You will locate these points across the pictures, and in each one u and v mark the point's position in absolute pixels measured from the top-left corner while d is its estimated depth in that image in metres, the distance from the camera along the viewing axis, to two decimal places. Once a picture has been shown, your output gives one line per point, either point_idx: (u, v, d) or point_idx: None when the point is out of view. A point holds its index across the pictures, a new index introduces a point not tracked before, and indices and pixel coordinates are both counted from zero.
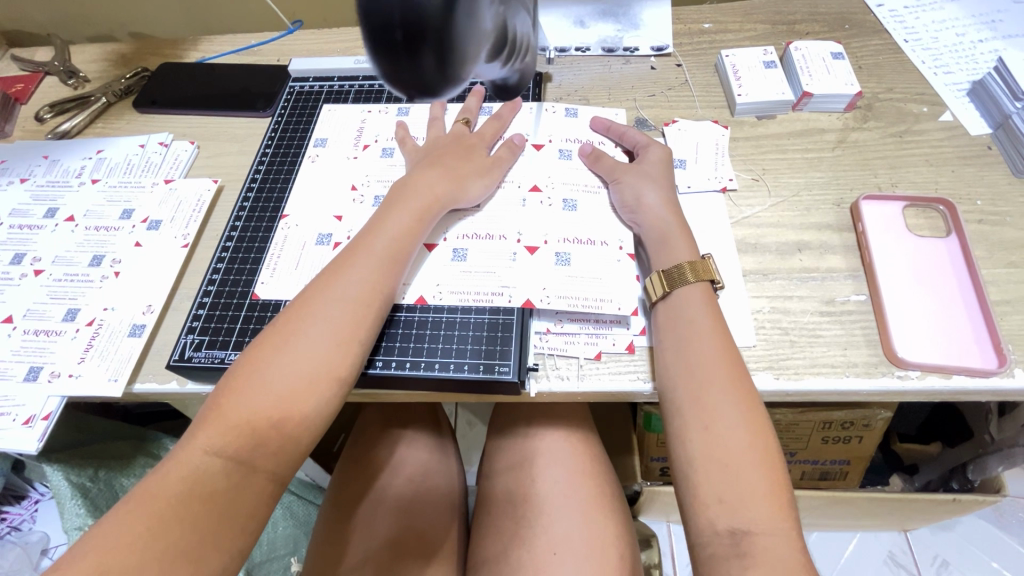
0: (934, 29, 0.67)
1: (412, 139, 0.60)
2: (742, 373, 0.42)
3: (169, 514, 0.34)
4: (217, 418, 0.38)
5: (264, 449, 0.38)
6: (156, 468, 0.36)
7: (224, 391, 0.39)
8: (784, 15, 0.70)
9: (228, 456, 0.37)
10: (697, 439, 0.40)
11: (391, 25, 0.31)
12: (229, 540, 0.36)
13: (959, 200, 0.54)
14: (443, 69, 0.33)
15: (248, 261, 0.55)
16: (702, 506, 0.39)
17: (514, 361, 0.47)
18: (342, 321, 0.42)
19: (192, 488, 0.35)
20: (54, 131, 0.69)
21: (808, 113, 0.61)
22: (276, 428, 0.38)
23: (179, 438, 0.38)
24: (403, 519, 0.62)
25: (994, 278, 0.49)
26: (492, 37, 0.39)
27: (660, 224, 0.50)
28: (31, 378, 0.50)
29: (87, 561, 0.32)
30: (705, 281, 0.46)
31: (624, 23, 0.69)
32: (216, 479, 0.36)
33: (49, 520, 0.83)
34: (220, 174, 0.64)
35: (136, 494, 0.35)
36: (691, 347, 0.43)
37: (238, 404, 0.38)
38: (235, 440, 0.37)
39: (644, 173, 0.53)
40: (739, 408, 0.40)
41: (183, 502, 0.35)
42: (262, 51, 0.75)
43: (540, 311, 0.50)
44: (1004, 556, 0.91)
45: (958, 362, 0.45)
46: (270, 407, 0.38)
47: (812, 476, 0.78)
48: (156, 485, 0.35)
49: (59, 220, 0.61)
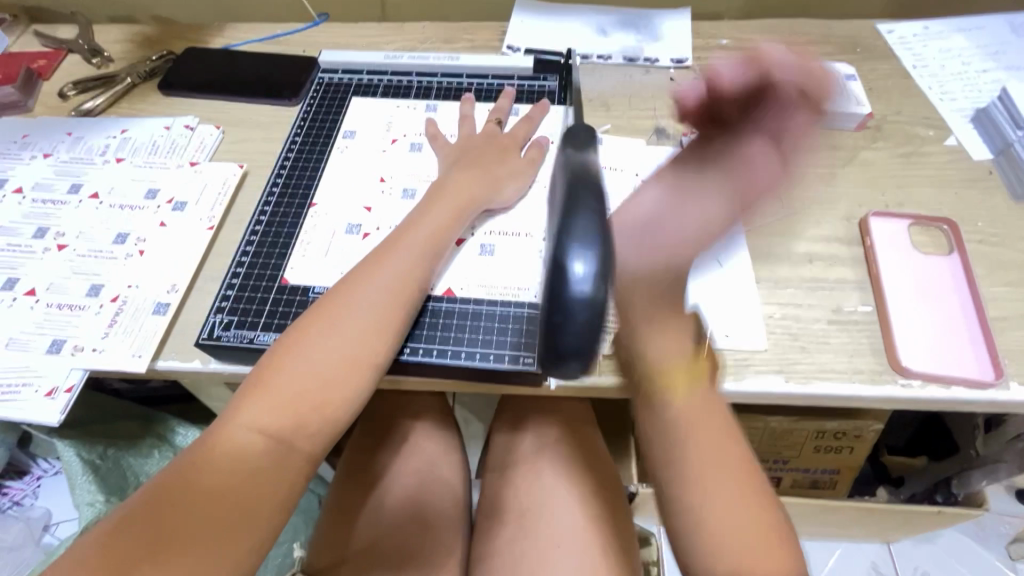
0: (941, 57, 0.70)
1: (443, 135, 0.62)
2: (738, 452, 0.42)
3: (217, 491, 0.37)
4: (262, 398, 0.40)
5: (304, 430, 0.41)
6: (201, 445, 0.39)
7: (268, 368, 0.42)
8: (798, 36, 0.73)
9: (272, 434, 0.40)
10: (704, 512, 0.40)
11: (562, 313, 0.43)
12: (272, 516, 0.39)
13: (962, 221, 0.56)
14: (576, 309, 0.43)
15: (277, 244, 0.56)
16: (706, 538, 0.40)
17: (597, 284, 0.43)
18: (380, 310, 0.45)
19: (239, 465, 0.38)
20: (78, 109, 0.69)
21: (820, 131, 0.64)
22: (316, 410, 0.41)
23: (225, 412, 0.40)
24: (411, 511, 0.63)
25: (992, 295, 0.52)
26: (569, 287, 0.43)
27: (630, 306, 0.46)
28: (54, 351, 0.51)
29: (141, 526, 0.35)
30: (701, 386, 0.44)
31: (645, 34, 0.73)
32: (260, 457, 0.39)
33: (52, 495, 0.80)
34: (246, 159, 0.64)
35: (180, 464, 0.38)
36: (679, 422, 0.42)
37: (283, 385, 0.41)
38: (282, 418, 0.40)
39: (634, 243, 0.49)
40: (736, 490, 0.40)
41: (231, 476, 0.38)
42: (289, 42, 0.77)
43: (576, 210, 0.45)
44: (980, 569, 0.95)
45: (957, 372, 0.48)
46: (316, 388, 0.41)
47: (802, 483, 0.80)
48: (204, 459, 0.38)
49: (82, 196, 0.61)
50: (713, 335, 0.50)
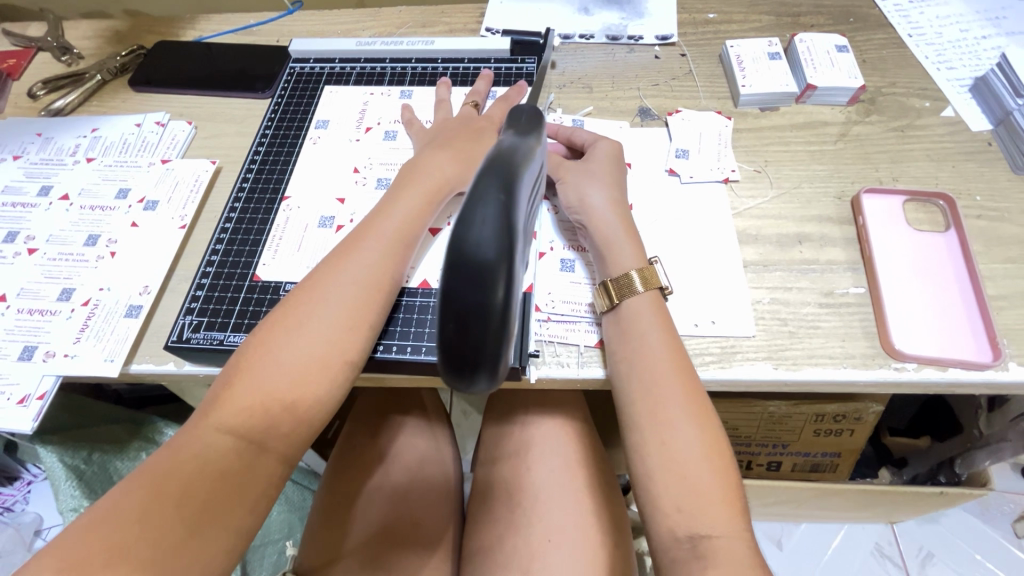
0: (938, 23, 0.67)
1: (420, 120, 0.60)
2: (707, 408, 0.41)
3: (181, 491, 0.36)
4: (229, 400, 0.39)
5: (276, 430, 0.39)
6: (171, 446, 0.38)
7: (236, 369, 0.40)
8: (789, 7, 0.70)
9: (241, 435, 0.38)
10: (654, 453, 0.39)
11: (460, 323, 0.29)
12: (242, 517, 0.37)
13: (959, 195, 0.54)
14: (480, 317, 0.28)
15: (248, 241, 0.55)
16: (664, 515, 0.38)
17: (495, 271, 0.28)
18: (352, 305, 0.43)
19: (204, 466, 0.37)
20: (48, 109, 0.67)
21: (811, 106, 0.61)
22: (287, 410, 0.40)
23: (193, 414, 0.39)
24: (402, 505, 0.62)
25: (991, 273, 0.50)
26: (465, 285, 0.28)
27: (604, 228, 0.49)
28: (25, 358, 0.50)
29: (99, 529, 0.33)
30: (654, 289, 0.46)
31: (629, 11, 0.70)
32: (229, 457, 0.38)
33: (42, 500, 0.81)
34: (218, 155, 0.63)
35: (144, 466, 0.37)
36: (644, 368, 0.42)
37: (253, 383, 0.40)
38: (249, 420, 0.39)
39: (589, 171, 0.52)
40: (695, 436, 0.39)
41: (196, 478, 0.36)
42: (263, 32, 0.74)
43: (479, 192, 0.29)
44: (986, 549, 0.93)
45: (954, 354, 0.46)
46: (285, 388, 0.40)
47: (802, 468, 0.78)
48: (170, 463, 0.37)
49: (53, 198, 0.60)
50: (698, 322, 0.48)
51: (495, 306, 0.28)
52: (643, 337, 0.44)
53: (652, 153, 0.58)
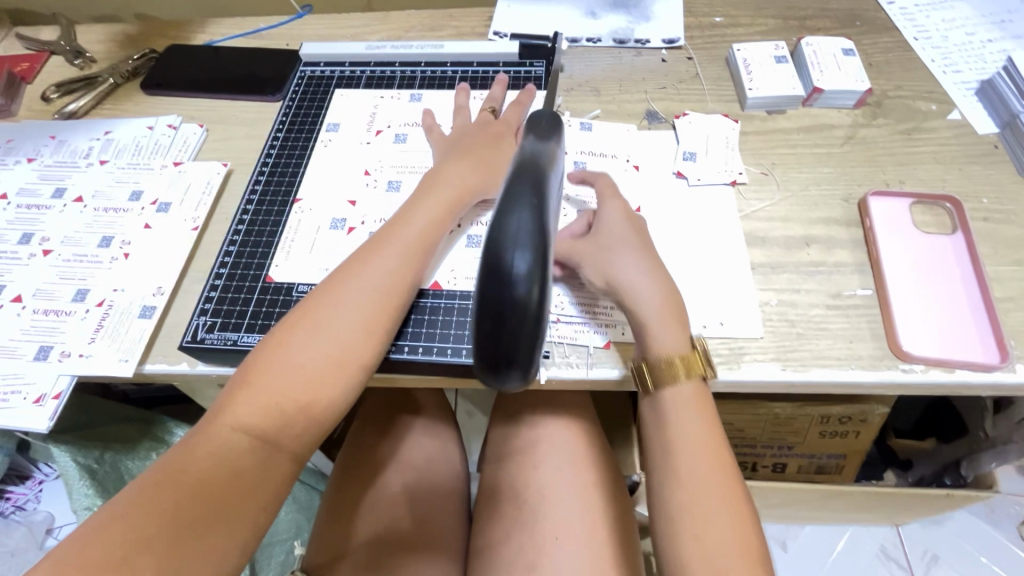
0: (944, 27, 0.68)
1: (439, 126, 0.60)
2: (737, 479, 0.41)
3: (196, 489, 0.36)
4: (246, 399, 0.40)
5: (290, 430, 0.40)
6: (186, 443, 0.38)
7: (253, 368, 0.41)
8: (795, 10, 0.70)
9: (257, 435, 0.39)
10: (685, 521, 0.39)
11: (497, 321, 0.32)
12: (255, 516, 0.38)
13: (966, 198, 0.54)
14: (518, 317, 0.32)
15: (261, 243, 0.55)
16: None
17: (530, 275, 0.31)
18: (369, 307, 0.44)
19: (219, 464, 0.37)
20: (61, 111, 0.68)
21: (817, 109, 0.62)
22: (303, 410, 0.40)
23: (210, 411, 0.40)
24: (409, 506, 0.62)
25: (998, 275, 0.50)
26: (502, 286, 0.31)
27: (639, 308, 0.45)
28: (41, 357, 0.50)
29: (116, 524, 0.34)
30: (698, 378, 0.44)
31: (636, 15, 0.71)
32: (244, 456, 0.38)
33: (53, 499, 0.82)
34: (229, 157, 0.63)
35: (160, 464, 0.37)
36: (677, 436, 0.42)
37: (270, 383, 0.40)
38: (265, 420, 0.39)
39: (614, 242, 0.48)
40: (726, 500, 0.40)
41: (210, 475, 0.37)
42: (272, 35, 0.75)
43: (511, 200, 0.32)
44: (992, 551, 0.93)
45: (962, 356, 0.46)
46: (302, 388, 0.40)
47: (808, 469, 0.78)
48: (185, 460, 0.37)
49: (67, 200, 0.61)
50: (707, 324, 0.49)
51: (531, 305, 0.32)
52: (677, 404, 0.43)
53: (660, 156, 0.59)
